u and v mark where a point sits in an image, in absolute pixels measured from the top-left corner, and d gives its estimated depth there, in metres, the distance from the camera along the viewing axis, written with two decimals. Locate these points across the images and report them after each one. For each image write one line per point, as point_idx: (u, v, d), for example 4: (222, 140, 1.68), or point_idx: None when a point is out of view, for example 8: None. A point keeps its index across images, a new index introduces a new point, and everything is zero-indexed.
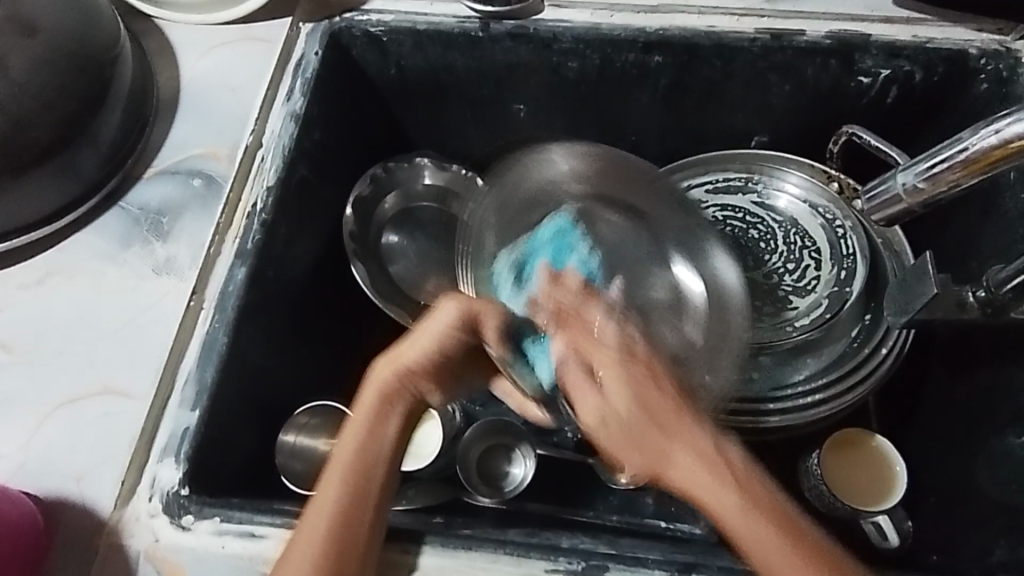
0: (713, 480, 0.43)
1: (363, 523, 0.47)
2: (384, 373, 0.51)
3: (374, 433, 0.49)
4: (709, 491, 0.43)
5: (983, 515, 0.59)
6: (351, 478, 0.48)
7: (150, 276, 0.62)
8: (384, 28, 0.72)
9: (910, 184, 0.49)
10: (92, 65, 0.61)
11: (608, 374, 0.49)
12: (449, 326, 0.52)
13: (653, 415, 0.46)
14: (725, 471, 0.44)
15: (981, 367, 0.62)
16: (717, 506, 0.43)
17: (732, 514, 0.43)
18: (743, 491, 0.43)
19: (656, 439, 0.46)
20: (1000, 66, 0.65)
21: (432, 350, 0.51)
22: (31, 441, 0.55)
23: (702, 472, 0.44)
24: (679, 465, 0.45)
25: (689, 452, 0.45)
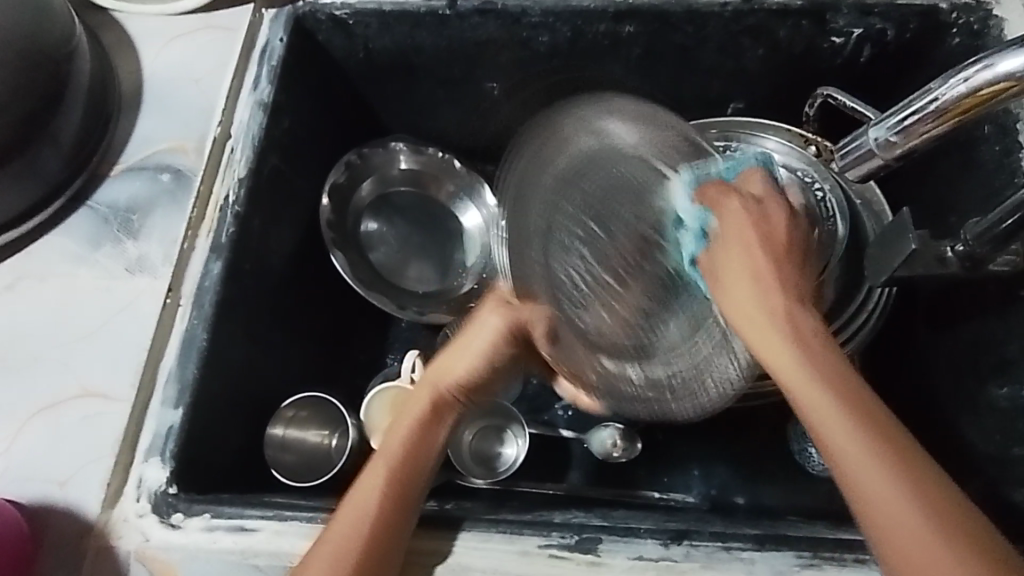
0: (855, 445, 0.43)
1: (394, 525, 0.50)
2: (438, 386, 0.57)
3: (425, 439, 0.55)
4: (802, 382, 0.44)
5: (970, 468, 0.60)
6: (396, 481, 0.52)
7: (123, 275, 0.61)
8: (350, 11, 0.71)
9: (882, 139, 0.49)
10: (47, 62, 0.59)
11: (787, 336, 0.46)
12: (496, 336, 0.56)
13: (811, 356, 0.45)
14: (860, 415, 0.44)
15: (965, 321, 0.62)
16: (812, 410, 0.44)
17: (856, 444, 0.43)
18: (884, 454, 0.43)
19: (805, 374, 0.45)
20: (972, 19, 0.64)
21: (478, 361, 0.56)
22: (12, 448, 0.54)
23: (799, 374, 0.45)
24: (822, 413, 0.44)
25: (840, 398, 0.44)
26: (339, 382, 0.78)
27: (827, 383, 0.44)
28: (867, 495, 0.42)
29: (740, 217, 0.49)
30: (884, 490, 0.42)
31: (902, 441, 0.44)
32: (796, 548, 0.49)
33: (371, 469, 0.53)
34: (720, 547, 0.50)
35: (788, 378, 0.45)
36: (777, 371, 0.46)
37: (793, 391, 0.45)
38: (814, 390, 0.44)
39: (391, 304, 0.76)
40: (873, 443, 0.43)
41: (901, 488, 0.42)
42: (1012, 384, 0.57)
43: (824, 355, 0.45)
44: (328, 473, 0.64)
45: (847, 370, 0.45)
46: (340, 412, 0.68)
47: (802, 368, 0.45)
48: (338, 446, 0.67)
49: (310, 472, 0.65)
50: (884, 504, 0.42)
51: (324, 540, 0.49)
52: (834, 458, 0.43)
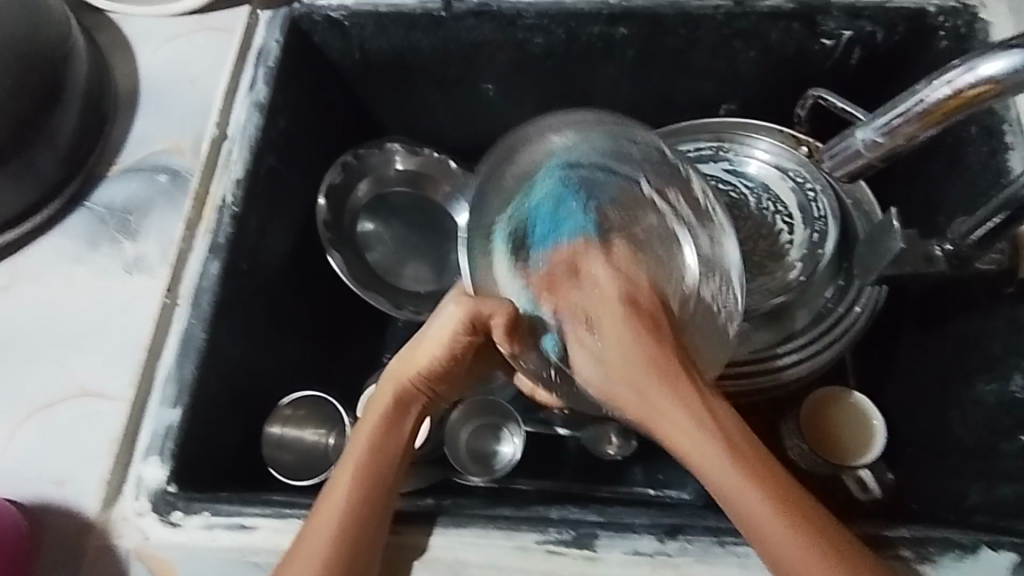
0: (743, 481, 0.46)
1: (365, 531, 0.50)
2: (400, 382, 0.54)
3: (391, 436, 0.54)
4: (659, 410, 0.47)
5: (958, 463, 0.61)
6: (365, 483, 0.51)
7: (121, 275, 0.61)
8: (345, 12, 0.71)
9: (869, 139, 0.51)
10: (44, 63, 0.60)
11: (680, 373, 0.48)
12: (456, 331, 0.51)
13: (688, 406, 0.47)
14: (740, 455, 0.46)
15: (953, 319, 0.63)
16: (665, 424, 0.47)
17: (712, 459, 0.46)
18: (769, 490, 0.46)
19: (691, 427, 0.47)
20: (958, 23, 0.65)
21: (438, 355, 0.53)
22: (10, 448, 0.54)
23: (640, 399, 0.48)
24: (702, 454, 0.46)
25: (720, 441, 0.47)
26: (335, 382, 0.78)
27: (694, 416, 0.47)
28: (750, 521, 0.46)
29: (609, 269, 0.53)
30: (752, 509, 0.46)
31: (791, 488, 0.47)
32: None
33: (341, 472, 0.52)
34: (714, 541, 0.50)
35: (675, 437, 0.47)
36: (641, 414, 0.48)
37: (671, 440, 0.47)
38: (685, 434, 0.46)
39: (387, 304, 0.77)
40: (750, 468, 0.46)
41: (761, 501, 0.46)
42: (998, 380, 0.58)
43: (691, 401, 0.47)
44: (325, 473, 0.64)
45: (737, 420, 0.48)
46: (338, 411, 0.68)
47: (684, 416, 0.47)
48: (335, 445, 0.66)
49: (308, 472, 0.65)
50: (762, 527, 0.45)
51: (301, 546, 0.49)
52: (712, 487, 0.46)
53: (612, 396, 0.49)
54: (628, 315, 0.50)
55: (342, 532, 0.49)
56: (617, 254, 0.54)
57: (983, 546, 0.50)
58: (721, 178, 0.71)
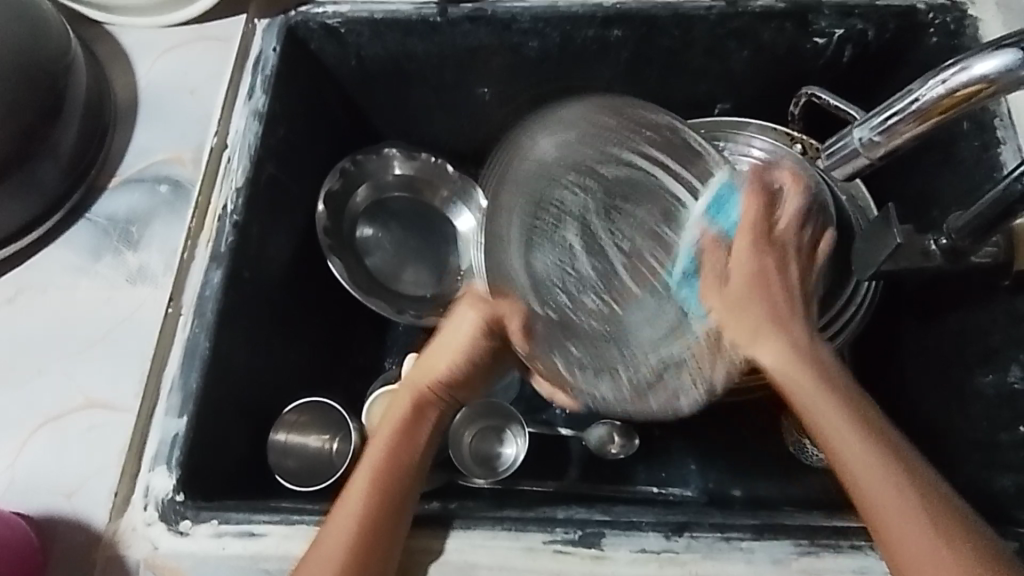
0: (852, 446, 0.48)
1: (384, 531, 0.50)
2: (416, 386, 0.58)
3: (408, 441, 0.56)
4: (797, 382, 0.49)
5: (959, 454, 0.62)
6: (380, 483, 0.53)
7: (124, 286, 0.61)
8: (341, 20, 0.71)
9: (866, 139, 0.51)
10: (43, 76, 0.60)
11: (771, 321, 0.50)
12: (473, 333, 0.56)
13: (807, 356, 0.50)
14: (853, 418, 0.49)
15: (949, 311, 0.64)
16: (802, 398, 0.49)
17: (852, 446, 0.48)
18: (870, 441, 0.48)
19: (794, 368, 0.50)
20: (947, 19, 0.66)
21: (456, 360, 0.57)
22: (18, 461, 0.55)
23: (784, 361, 0.50)
24: (837, 435, 0.48)
25: (841, 407, 0.49)
26: (338, 387, 0.78)
27: (818, 374, 0.50)
28: (859, 476, 0.47)
29: (737, 255, 0.52)
30: (885, 494, 0.46)
31: (879, 423, 0.49)
32: (793, 536, 0.50)
33: (357, 476, 0.54)
34: (719, 538, 0.51)
35: (783, 367, 0.50)
36: (753, 327, 0.51)
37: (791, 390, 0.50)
38: (806, 383, 0.49)
39: (388, 308, 0.78)
40: (866, 422, 0.49)
41: (897, 483, 0.47)
42: (997, 371, 0.59)
43: (802, 351, 0.51)
44: (330, 478, 0.65)
45: (850, 385, 0.51)
46: (342, 416, 0.68)
47: (786, 353, 0.50)
48: (340, 450, 0.67)
49: (312, 477, 0.65)
50: (874, 487, 0.47)
51: (319, 545, 0.50)
52: (829, 447, 0.49)
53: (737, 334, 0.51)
54: (754, 273, 0.51)
55: (363, 523, 0.50)
56: (719, 253, 0.53)
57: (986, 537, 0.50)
58: None
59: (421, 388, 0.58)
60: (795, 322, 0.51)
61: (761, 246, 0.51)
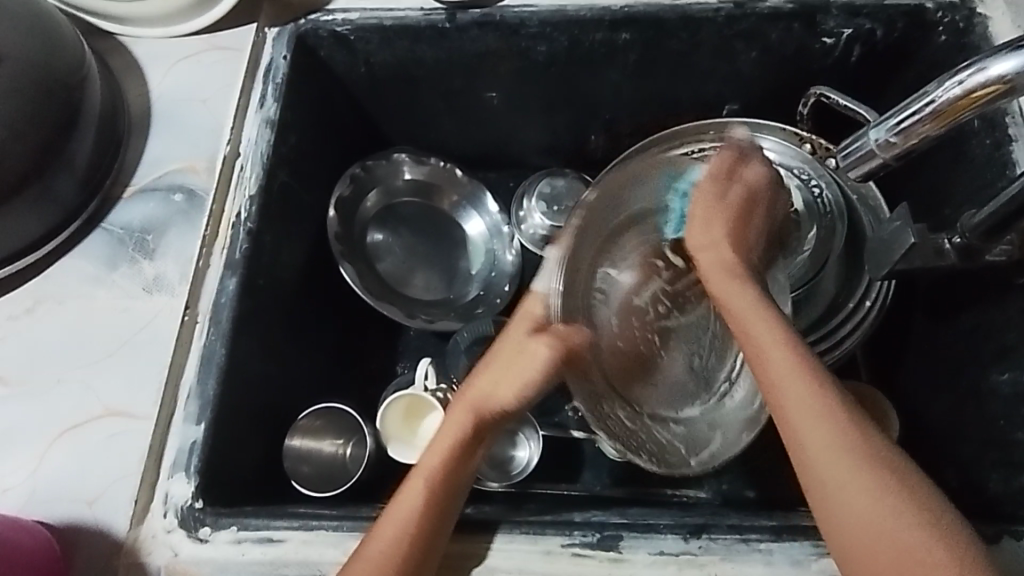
0: (820, 426, 0.48)
1: (434, 544, 0.50)
2: (473, 406, 0.55)
3: (465, 455, 0.55)
4: (765, 337, 0.51)
5: (976, 453, 0.61)
6: (437, 494, 0.52)
7: (141, 295, 0.62)
8: (350, 27, 0.72)
9: (882, 140, 0.51)
10: (59, 88, 0.60)
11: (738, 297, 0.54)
12: (546, 367, 0.54)
13: (789, 332, 0.51)
14: (829, 404, 0.48)
15: (963, 310, 0.64)
16: (759, 337, 0.51)
17: (801, 395, 0.48)
18: (851, 436, 0.47)
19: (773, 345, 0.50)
20: (956, 17, 0.66)
21: (523, 390, 0.55)
22: (39, 469, 0.55)
23: (744, 308, 0.52)
24: (793, 391, 0.49)
25: (811, 377, 0.49)
26: (351, 392, 0.79)
27: (797, 359, 0.49)
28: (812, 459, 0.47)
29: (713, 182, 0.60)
30: (838, 462, 0.47)
31: (849, 402, 0.49)
32: (812, 538, 0.51)
33: (410, 487, 0.52)
34: (738, 539, 0.51)
35: (743, 315, 0.52)
36: (738, 316, 0.52)
37: (758, 346, 0.51)
38: (780, 347, 0.50)
39: (400, 313, 0.77)
40: (821, 383, 0.49)
41: (849, 444, 0.47)
42: (1012, 369, 0.59)
43: (768, 315, 0.52)
44: (347, 484, 0.66)
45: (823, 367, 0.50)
46: (356, 421, 0.70)
47: (774, 331, 0.51)
48: (352, 456, 0.68)
49: (328, 484, 0.66)
50: (827, 473, 0.47)
51: (365, 548, 0.50)
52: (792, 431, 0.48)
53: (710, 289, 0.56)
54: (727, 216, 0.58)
55: (417, 530, 0.50)
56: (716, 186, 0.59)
57: (1006, 536, 0.51)
58: None
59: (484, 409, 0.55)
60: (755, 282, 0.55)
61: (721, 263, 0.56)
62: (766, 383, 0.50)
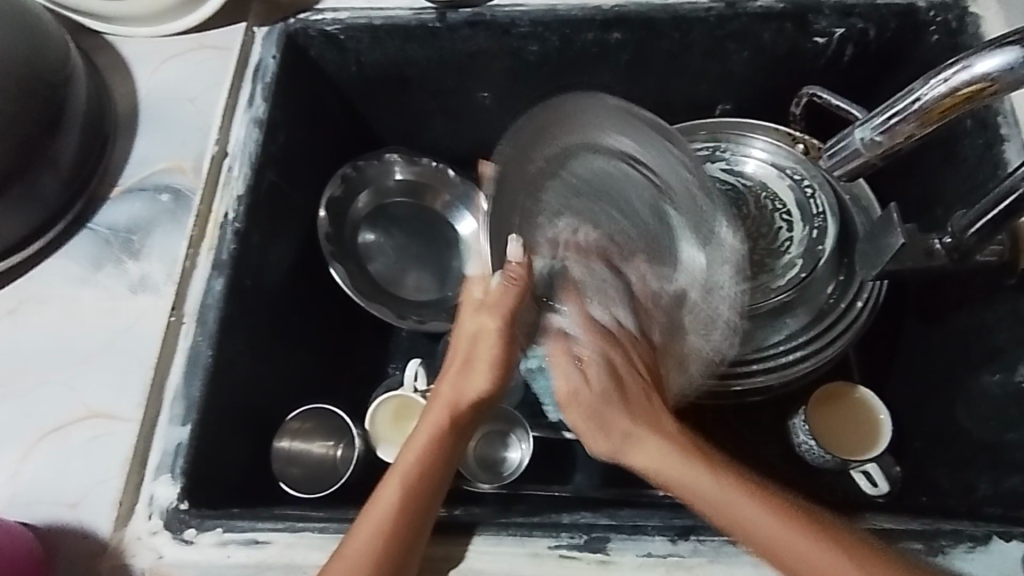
0: (763, 523, 0.48)
1: (411, 536, 0.50)
2: (445, 407, 0.57)
3: (447, 450, 0.56)
4: (665, 460, 0.52)
5: (968, 455, 0.61)
6: (413, 488, 0.52)
7: (127, 295, 0.61)
8: (341, 27, 0.71)
9: (868, 138, 0.50)
10: (44, 87, 0.60)
11: (636, 415, 0.55)
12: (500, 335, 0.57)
13: (665, 433, 0.54)
14: (742, 488, 0.50)
15: (955, 310, 0.64)
16: (639, 446, 0.54)
17: (718, 494, 0.50)
18: (783, 516, 0.48)
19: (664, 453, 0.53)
20: (949, 17, 0.65)
21: (494, 376, 0.57)
22: (22, 471, 0.54)
23: (627, 416, 0.55)
24: (709, 492, 0.50)
25: (710, 470, 0.51)
26: (341, 393, 0.78)
27: (692, 456, 0.52)
28: (784, 552, 0.47)
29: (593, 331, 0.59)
30: (790, 544, 0.47)
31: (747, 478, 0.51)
32: None
33: (386, 485, 0.53)
34: (726, 541, 0.51)
35: (659, 462, 0.52)
36: (652, 438, 0.54)
37: (662, 471, 0.52)
38: (670, 454, 0.52)
39: (391, 313, 0.77)
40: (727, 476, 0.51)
41: (789, 526, 0.48)
42: (1003, 370, 0.59)
43: (648, 422, 0.55)
44: (336, 485, 0.66)
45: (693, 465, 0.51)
46: (345, 422, 0.69)
47: (657, 438, 0.54)
48: (343, 457, 0.68)
49: (317, 484, 0.66)
50: (809, 560, 0.47)
51: (346, 548, 0.49)
52: (751, 532, 0.48)
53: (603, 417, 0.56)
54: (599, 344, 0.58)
55: (393, 524, 0.50)
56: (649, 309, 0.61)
57: (995, 537, 0.50)
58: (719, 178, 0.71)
59: (455, 399, 0.57)
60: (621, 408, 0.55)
61: (604, 410, 0.56)
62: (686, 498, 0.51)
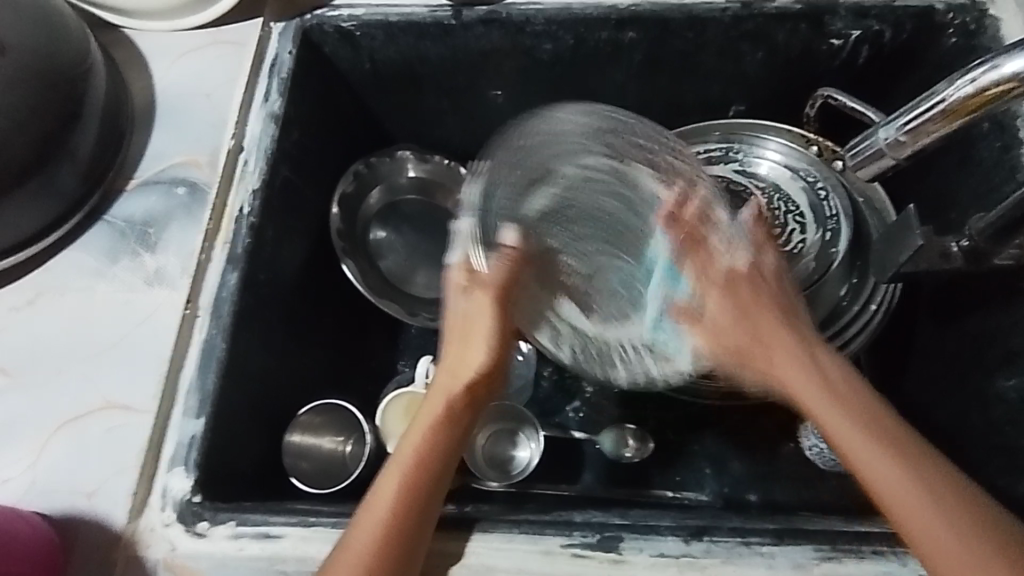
0: (906, 480, 0.48)
1: (410, 522, 0.50)
2: (441, 395, 0.56)
3: (445, 436, 0.55)
4: (824, 408, 0.51)
5: (980, 458, 0.61)
6: (410, 475, 0.52)
7: (142, 288, 0.62)
8: (356, 23, 0.72)
9: (892, 138, 0.50)
10: (63, 80, 0.60)
11: (822, 387, 0.51)
12: (486, 314, 0.55)
13: (852, 412, 0.51)
14: (904, 459, 0.48)
15: (970, 314, 0.64)
16: (832, 423, 0.50)
17: (888, 474, 0.48)
18: (935, 493, 0.47)
19: (850, 428, 0.50)
20: (966, 19, 0.65)
21: (489, 349, 0.55)
22: (37, 461, 0.55)
23: (823, 403, 0.51)
24: (875, 470, 0.48)
25: (862, 425, 0.50)
26: (351, 389, 0.79)
27: (851, 415, 0.50)
28: (897, 501, 0.47)
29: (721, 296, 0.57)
30: (940, 534, 0.46)
31: (911, 444, 0.49)
32: (815, 541, 0.50)
33: (383, 484, 0.52)
34: (739, 542, 0.51)
35: (827, 420, 0.51)
36: (822, 417, 0.51)
37: (833, 434, 0.51)
38: (844, 424, 0.50)
39: (403, 311, 0.78)
40: (896, 441, 0.49)
41: (924, 497, 0.47)
42: (1018, 374, 0.58)
43: (811, 369, 0.52)
44: (345, 481, 0.66)
45: (884, 415, 0.51)
46: (356, 418, 0.69)
47: (841, 415, 0.50)
48: (353, 452, 0.68)
49: (327, 479, 0.66)
50: (936, 534, 0.46)
51: (350, 540, 0.50)
52: (884, 500, 0.48)
53: (732, 333, 0.56)
54: (727, 297, 0.56)
55: (390, 525, 0.50)
56: (701, 259, 0.58)
57: None
58: (731, 180, 0.71)
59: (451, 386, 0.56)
60: (800, 330, 0.54)
61: (756, 312, 0.55)
62: (844, 457, 0.50)
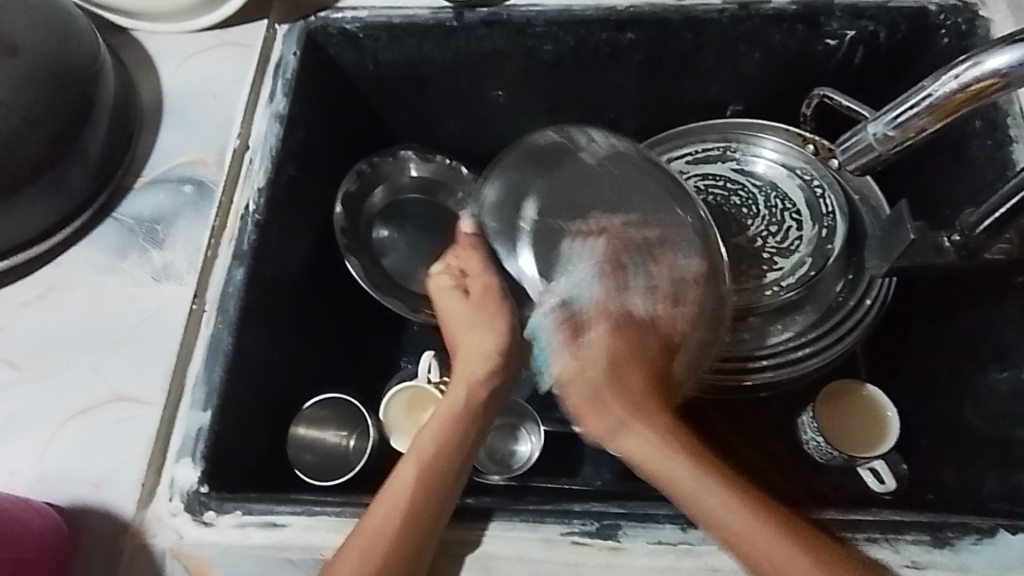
0: (753, 531, 0.49)
1: (429, 508, 0.53)
2: (458, 388, 0.63)
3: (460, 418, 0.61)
4: (656, 462, 0.53)
5: (973, 451, 0.62)
6: (430, 458, 0.57)
7: (150, 283, 0.63)
8: (360, 25, 0.73)
9: (880, 133, 0.51)
10: (74, 80, 0.61)
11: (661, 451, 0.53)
12: (463, 279, 0.67)
13: (683, 466, 0.52)
14: (733, 508, 0.50)
15: (964, 310, 0.65)
16: (661, 469, 0.52)
17: (728, 516, 0.50)
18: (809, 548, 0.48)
19: (674, 475, 0.52)
20: (959, 20, 0.66)
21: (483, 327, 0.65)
22: (47, 451, 0.56)
23: (662, 463, 0.53)
24: (720, 508, 0.50)
25: (691, 476, 0.52)
26: (355, 384, 0.80)
27: (687, 463, 0.52)
28: (752, 546, 0.49)
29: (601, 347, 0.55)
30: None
31: (723, 494, 0.51)
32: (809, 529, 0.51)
33: (401, 473, 0.56)
34: None
35: (669, 483, 0.52)
36: (676, 487, 0.52)
37: (682, 493, 0.51)
38: (672, 478, 0.52)
39: (405, 306, 0.75)
40: (730, 490, 0.51)
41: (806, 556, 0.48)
42: (1009, 368, 0.59)
43: (640, 435, 0.54)
44: (350, 473, 0.67)
45: (682, 470, 0.52)
46: (360, 412, 0.70)
47: (674, 466, 0.52)
48: (356, 447, 0.69)
49: (330, 472, 0.67)
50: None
51: (352, 538, 0.51)
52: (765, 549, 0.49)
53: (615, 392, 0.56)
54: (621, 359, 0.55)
55: (405, 510, 0.52)
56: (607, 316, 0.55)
57: (1002, 530, 0.51)
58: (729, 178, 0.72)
59: (469, 375, 0.64)
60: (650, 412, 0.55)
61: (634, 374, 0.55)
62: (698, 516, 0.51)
